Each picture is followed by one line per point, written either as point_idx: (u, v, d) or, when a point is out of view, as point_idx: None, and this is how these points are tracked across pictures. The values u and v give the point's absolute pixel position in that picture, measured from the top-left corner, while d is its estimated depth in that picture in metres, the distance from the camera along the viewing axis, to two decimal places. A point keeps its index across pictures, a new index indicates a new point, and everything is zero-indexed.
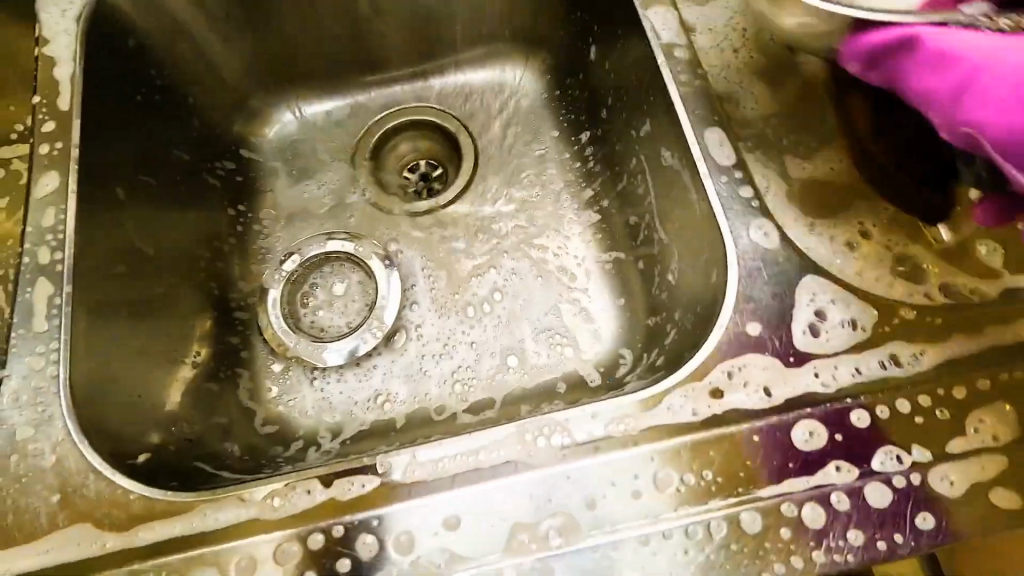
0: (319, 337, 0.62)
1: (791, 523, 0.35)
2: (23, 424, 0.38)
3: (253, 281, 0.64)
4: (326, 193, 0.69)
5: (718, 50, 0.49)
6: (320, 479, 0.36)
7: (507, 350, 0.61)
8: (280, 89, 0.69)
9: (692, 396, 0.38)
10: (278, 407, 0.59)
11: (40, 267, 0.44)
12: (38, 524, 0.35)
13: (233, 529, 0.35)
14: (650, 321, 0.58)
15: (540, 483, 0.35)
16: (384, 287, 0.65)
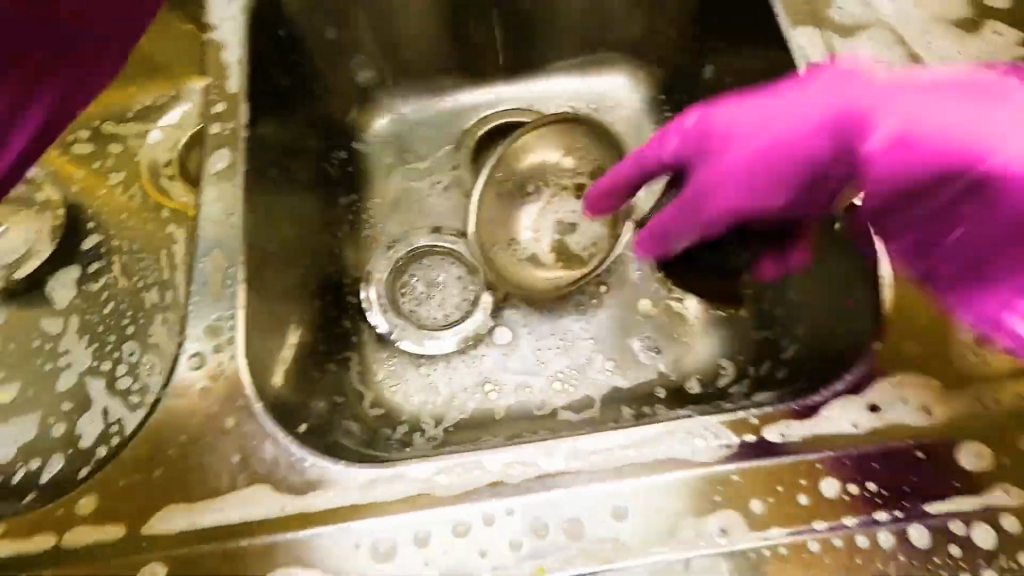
0: (422, 325, 0.64)
1: (936, 540, 0.34)
2: (205, 388, 0.39)
3: (361, 268, 0.66)
4: (431, 187, 0.70)
5: (870, 71, 0.49)
6: (485, 461, 0.36)
7: (608, 353, 0.63)
8: (396, 85, 0.72)
9: (852, 408, 0.37)
10: (385, 391, 0.61)
11: (217, 240, 0.44)
12: (221, 482, 0.37)
13: (405, 503, 0.35)
14: (758, 334, 0.59)
15: (703, 481, 0.35)
16: (487, 282, 0.66)
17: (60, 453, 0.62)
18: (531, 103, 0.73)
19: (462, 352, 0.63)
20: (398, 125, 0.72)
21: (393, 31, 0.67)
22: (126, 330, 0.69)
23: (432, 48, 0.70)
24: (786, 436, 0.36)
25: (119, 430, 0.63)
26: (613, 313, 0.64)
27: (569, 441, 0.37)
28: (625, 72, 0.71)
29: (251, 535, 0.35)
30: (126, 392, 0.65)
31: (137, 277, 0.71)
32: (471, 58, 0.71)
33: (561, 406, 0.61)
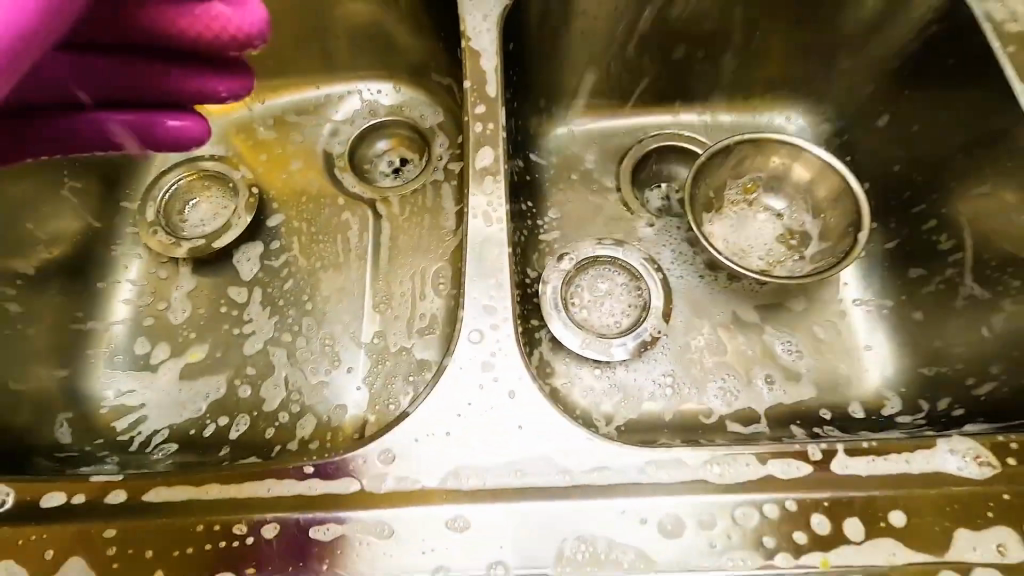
0: (596, 328, 0.67)
1: None
2: (487, 357, 0.43)
3: (537, 268, 0.69)
4: (601, 201, 0.74)
5: None
6: (758, 456, 0.39)
7: (773, 372, 0.65)
8: (576, 103, 0.76)
9: None
10: (562, 386, 0.64)
11: (490, 226, 0.48)
12: (509, 447, 0.40)
13: (686, 484, 0.38)
14: (925, 370, 0.61)
15: (971, 496, 0.37)
16: (656, 294, 0.68)
17: (246, 413, 0.66)
18: (699, 131, 0.77)
19: (632, 358, 0.66)
20: (571, 141, 0.77)
21: (590, 53, 0.72)
22: (305, 306, 0.73)
23: (618, 70, 0.74)
24: None
25: (299, 399, 0.67)
26: (779, 337, 0.67)
27: (835, 447, 0.39)
28: (794, 110, 0.75)
29: (543, 499, 0.38)
30: (305, 363, 0.69)
31: (315, 257, 0.76)
32: (653, 84, 0.75)
33: (729, 417, 0.63)
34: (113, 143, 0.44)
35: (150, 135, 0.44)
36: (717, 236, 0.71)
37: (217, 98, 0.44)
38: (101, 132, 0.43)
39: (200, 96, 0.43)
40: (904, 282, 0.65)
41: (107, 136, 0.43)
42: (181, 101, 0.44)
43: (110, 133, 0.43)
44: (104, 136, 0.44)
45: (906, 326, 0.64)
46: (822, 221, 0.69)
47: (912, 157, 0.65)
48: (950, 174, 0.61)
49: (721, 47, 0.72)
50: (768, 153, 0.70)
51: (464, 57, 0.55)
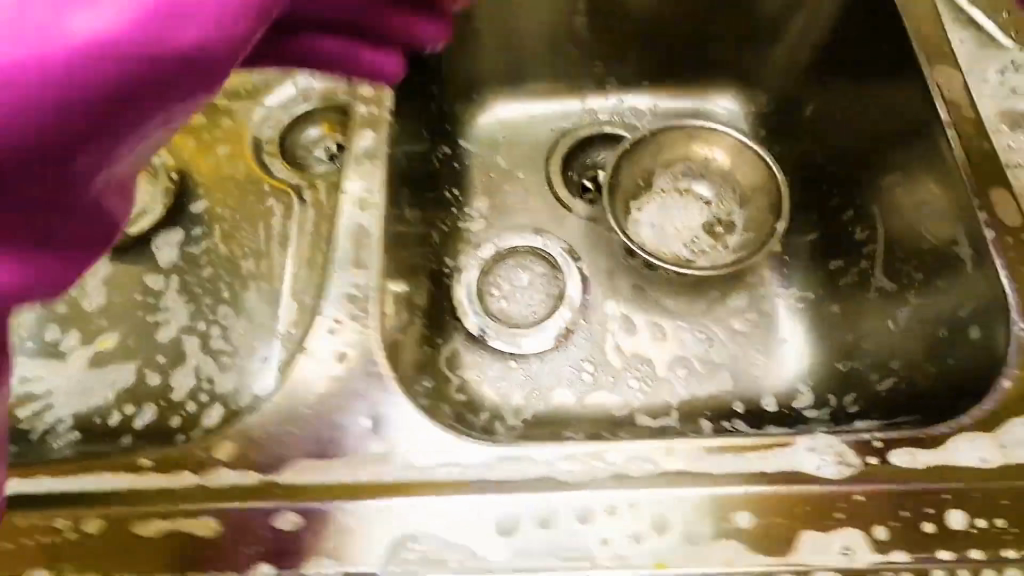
0: (511, 320, 0.66)
1: None
2: (345, 348, 0.41)
3: (454, 257, 0.68)
4: (526, 189, 0.72)
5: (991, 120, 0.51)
6: (609, 454, 0.37)
7: (689, 366, 0.64)
8: (502, 87, 0.74)
9: (983, 444, 0.37)
10: (472, 377, 0.63)
11: (363, 214, 0.46)
12: (357, 441, 0.39)
13: (530, 481, 0.37)
14: (841, 365, 0.59)
15: (826, 497, 0.36)
16: (573, 286, 0.67)
17: (154, 402, 0.66)
18: (630, 116, 0.75)
19: (547, 351, 0.65)
20: (499, 126, 0.75)
21: (513, 34, 0.69)
22: (222, 295, 0.72)
23: (544, 53, 0.71)
24: (915, 462, 0.36)
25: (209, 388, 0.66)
26: (698, 329, 0.65)
27: (690, 445, 0.37)
28: (727, 95, 0.72)
29: (384, 496, 0.37)
30: (219, 352, 0.68)
31: (236, 245, 0.74)
32: (581, 67, 0.73)
33: (640, 411, 0.62)
34: (346, 60, 0.41)
35: (355, 62, 0.42)
36: (643, 225, 0.69)
37: (384, 73, 0.44)
38: (319, 57, 0.39)
39: (379, 68, 0.43)
40: (825, 274, 0.62)
41: (336, 42, 0.40)
42: (360, 69, 0.42)
43: (332, 52, 0.40)
44: (317, 62, 0.40)
45: (824, 319, 0.62)
46: (748, 210, 0.67)
47: (836, 144, 0.62)
48: (870, 162, 0.59)
49: (649, 29, 0.69)
50: (695, 140, 0.68)
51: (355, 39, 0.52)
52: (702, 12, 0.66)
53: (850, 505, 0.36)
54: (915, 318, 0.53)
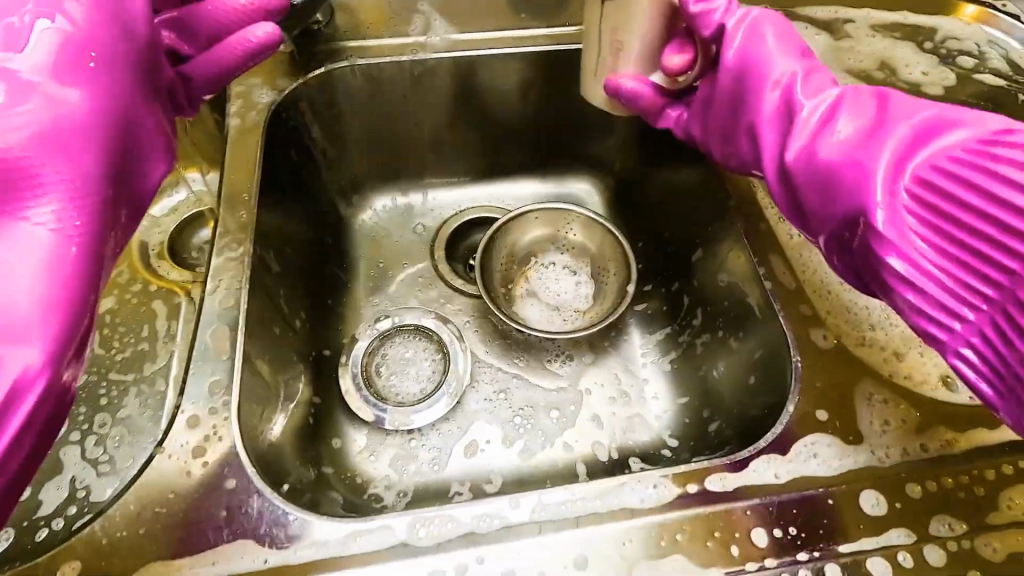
0: (397, 397, 0.68)
1: (877, 525, 0.40)
2: (197, 444, 0.42)
3: (340, 346, 0.70)
4: (409, 273, 0.77)
5: None
6: (460, 508, 0.40)
7: (566, 424, 0.67)
8: (385, 181, 0.80)
9: (773, 461, 0.43)
10: (359, 460, 0.64)
11: (221, 312, 0.48)
12: (205, 538, 0.39)
13: (381, 552, 0.39)
14: (697, 414, 0.65)
15: (643, 529, 0.40)
16: (453, 359, 0.71)
17: (11, 527, 0.61)
18: (501, 200, 0.82)
19: (435, 423, 0.67)
20: (382, 218, 0.80)
21: (385, 139, 0.76)
22: (99, 402, 0.69)
23: (418, 149, 0.78)
24: (723, 487, 0.42)
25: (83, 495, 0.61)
26: (576, 388, 0.70)
27: (526, 493, 0.41)
28: (583, 178, 0.82)
29: None
30: (95, 460, 0.65)
31: (116, 349, 0.72)
32: (454, 163, 0.80)
33: (522, 475, 0.65)
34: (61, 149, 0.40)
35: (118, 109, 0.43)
36: (521, 299, 0.75)
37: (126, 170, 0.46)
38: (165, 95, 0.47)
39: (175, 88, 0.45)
40: (673, 328, 0.71)
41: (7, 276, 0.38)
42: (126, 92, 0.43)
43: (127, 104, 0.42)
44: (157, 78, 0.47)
45: (676, 372, 0.69)
46: (606, 275, 0.75)
47: (666, 216, 0.73)
48: (689, 233, 0.68)
49: (505, 129, 0.78)
50: (552, 218, 0.76)
51: (228, 165, 0.61)
52: (548, 115, 0.77)
53: (655, 534, 0.40)
54: (733, 362, 0.61)
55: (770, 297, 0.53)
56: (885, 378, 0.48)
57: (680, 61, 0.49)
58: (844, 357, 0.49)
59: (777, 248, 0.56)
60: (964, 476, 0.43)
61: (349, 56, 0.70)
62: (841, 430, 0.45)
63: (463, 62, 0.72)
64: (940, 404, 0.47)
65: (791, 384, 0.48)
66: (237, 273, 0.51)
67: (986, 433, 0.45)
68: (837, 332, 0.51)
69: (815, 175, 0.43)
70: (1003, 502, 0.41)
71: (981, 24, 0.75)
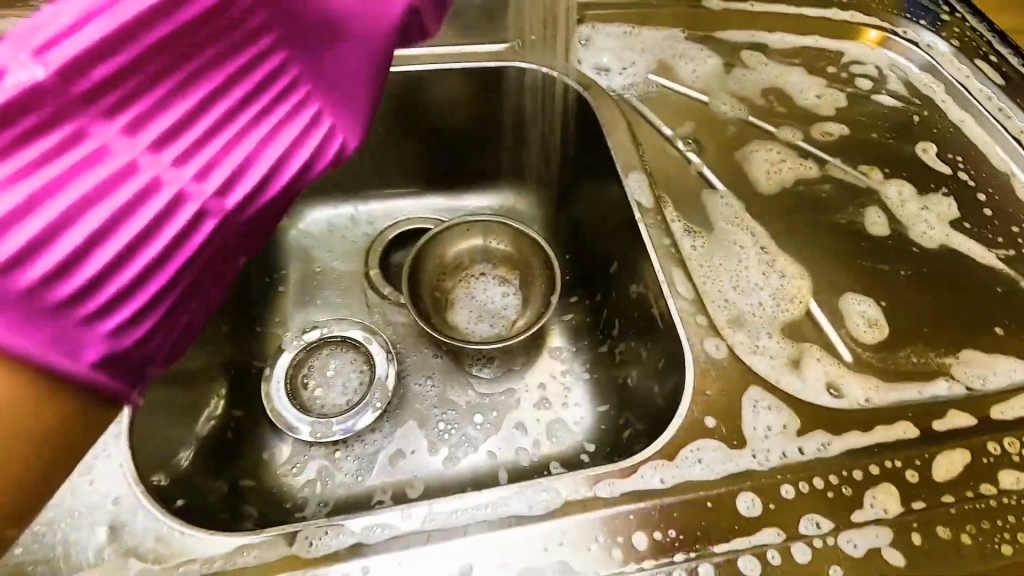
0: (322, 409, 0.68)
1: (751, 525, 0.43)
2: (83, 461, 0.42)
3: (264, 359, 0.70)
4: (339, 284, 0.77)
5: (688, 204, 0.65)
6: (351, 519, 0.41)
7: (490, 432, 0.69)
8: (316, 193, 0.80)
9: (659, 467, 0.45)
10: (279, 473, 0.64)
11: None
12: (84, 557, 0.38)
13: (266, 566, 0.39)
14: (615, 421, 0.67)
15: (529, 536, 0.41)
16: (380, 370, 0.71)
17: None
18: (434, 212, 0.84)
19: (358, 434, 0.67)
20: (313, 229, 0.80)
21: None
22: None
23: (350, 160, 0.79)
24: (610, 492, 0.44)
25: None
26: (501, 397, 0.71)
27: (418, 503, 0.42)
28: (515, 191, 0.84)
29: None
30: None
31: None
32: (387, 174, 0.81)
33: (445, 484, 0.65)
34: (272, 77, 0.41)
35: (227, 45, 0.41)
36: (450, 309, 0.76)
37: None
38: None
39: None
40: (595, 338, 0.73)
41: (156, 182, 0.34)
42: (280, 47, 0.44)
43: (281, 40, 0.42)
44: None
45: (597, 381, 0.71)
46: (534, 285, 0.77)
47: (590, 229, 0.75)
48: (609, 245, 0.71)
49: (436, 142, 0.79)
50: (482, 229, 0.78)
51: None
52: (479, 128, 0.78)
53: (540, 541, 0.41)
54: (644, 371, 0.63)
55: (671, 308, 0.56)
56: (771, 385, 0.51)
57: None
58: (734, 366, 0.51)
59: (681, 262, 0.59)
60: (835, 476, 0.45)
61: None
62: (725, 435, 0.47)
63: (397, 76, 0.73)
64: (819, 408, 0.50)
65: (684, 391, 0.50)
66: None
67: (858, 435, 0.48)
68: (730, 342, 0.54)
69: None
70: (868, 500, 0.44)
71: (883, 48, 0.80)
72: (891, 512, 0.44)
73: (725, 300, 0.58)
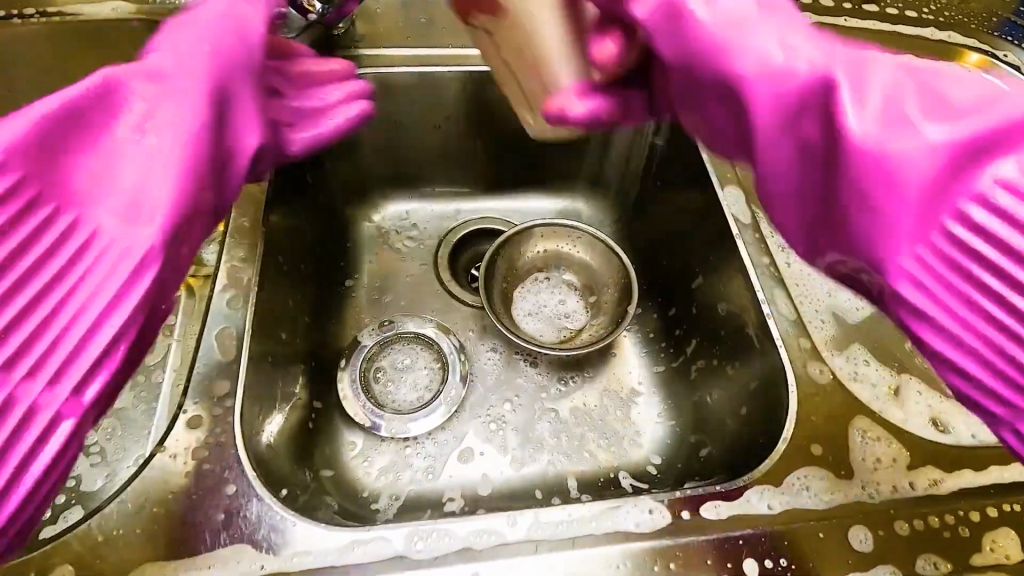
0: (394, 404, 0.68)
1: (864, 560, 0.41)
2: (199, 445, 0.42)
3: (340, 351, 0.70)
4: (412, 280, 0.77)
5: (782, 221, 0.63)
6: (459, 522, 0.41)
7: (561, 439, 0.68)
8: (394, 188, 0.80)
9: (766, 492, 0.44)
10: (353, 465, 0.64)
11: (229, 315, 0.49)
12: (202, 540, 0.39)
13: (377, 563, 0.39)
14: (690, 437, 0.66)
15: (637, 553, 0.41)
16: (452, 369, 0.71)
17: None
18: (507, 213, 0.83)
19: (431, 432, 0.67)
20: (388, 224, 0.80)
21: (396, 146, 0.77)
22: None
23: (429, 157, 0.79)
24: (717, 515, 0.43)
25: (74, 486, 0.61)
26: (572, 404, 0.70)
27: (523, 511, 0.41)
28: (589, 197, 0.83)
29: None
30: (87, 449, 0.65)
31: None
32: (463, 173, 0.81)
33: (515, 488, 0.65)
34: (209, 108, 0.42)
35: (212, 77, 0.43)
36: (522, 312, 0.76)
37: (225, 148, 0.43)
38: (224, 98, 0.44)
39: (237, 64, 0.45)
40: (669, 350, 0.72)
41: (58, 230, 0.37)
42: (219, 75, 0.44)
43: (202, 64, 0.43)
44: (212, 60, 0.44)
45: (671, 394, 0.69)
46: (607, 292, 0.76)
47: (670, 237, 0.73)
48: (692, 258, 0.70)
49: (515, 144, 0.79)
50: (557, 233, 0.77)
51: None
52: None
53: (649, 559, 0.40)
54: (728, 390, 0.62)
55: (770, 328, 0.54)
56: (878, 415, 0.49)
57: (613, 46, 0.42)
58: (839, 393, 0.50)
59: (779, 282, 0.57)
60: (951, 515, 0.44)
61: (366, 64, 0.71)
62: (833, 464, 0.46)
63: (473, 77, 0.73)
64: (928, 443, 0.48)
65: (787, 416, 0.49)
66: (246, 278, 0.51)
67: (972, 474, 0.46)
68: (833, 367, 0.52)
69: (792, 124, 0.35)
70: (987, 544, 0.43)
71: (982, 72, 0.77)
72: (1013, 558, 0.42)
73: (824, 321, 0.56)
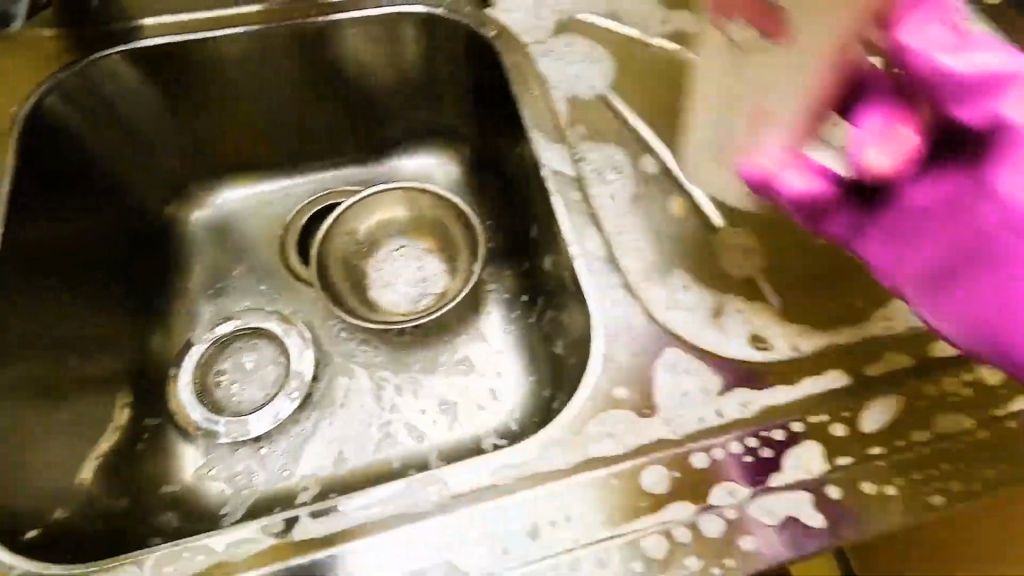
0: (236, 406, 0.64)
1: (656, 500, 0.40)
2: None
3: (172, 361, 0.65)
4: (249, 272, 0.71)
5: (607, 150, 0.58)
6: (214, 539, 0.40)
7: (421, 413, 0.64)
8: (213, 176, 0.73)
9: (563, 448, 0.42)
10: (196, 478, 0.60)
11: None
12: None
13: None
14: (545, 392, 0.63)
15: (419, 534, 0.39)
16: (297, 360, 0.66)
17: None
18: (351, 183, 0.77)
19: (281, 428, 0.63)
20: (221, 216, 0.74)
21: (198, 130, 0.69)
22: None
23: (243, 136, 0.71)
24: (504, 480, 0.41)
25: None
26: (431, 375, 0.66)
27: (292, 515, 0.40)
28: (435, 153, 0.77)
29: None
30: None
31: None
32: (288, 148, 0.74)
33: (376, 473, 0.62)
34: None
35: None
36: (375, 287, 0.71)
37: None
38: None
39: None
40: (523, 305, 0.68)
41: None
42: None
43: None
44: None
45: (529, 351, 0.66)
46: (461, 252, 0.71)
47: (512, 186, 0.68)
48: (526, 207, 0.65)
49: (333, 106, 0.72)
50: (399, 198, 0.72)
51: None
52: (378, 89, 0.71)
53: (431, 538, 0.39)
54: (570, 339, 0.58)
55: (582, 272, 0.51)
56: (688, 346, 0.47)
57: None
58: (649, 331, 0.47)
59: (596, 218, 0.53)
60: (751, 439, 0.42)
61: (130, 40, 0.62)
62: (636, 406, 0.44)
63: (256, 40, 0.65)
64: (742, 367, 0.46)
65: (593, 363, 0.46)
66: None
67: (782, 391, 0.44)
68: (648, 303, 0.49)
69: None
70: (786, 461, 0.41)
71: None
72: (814, 472, 0.41)
73: (645, 250, 0.52)
